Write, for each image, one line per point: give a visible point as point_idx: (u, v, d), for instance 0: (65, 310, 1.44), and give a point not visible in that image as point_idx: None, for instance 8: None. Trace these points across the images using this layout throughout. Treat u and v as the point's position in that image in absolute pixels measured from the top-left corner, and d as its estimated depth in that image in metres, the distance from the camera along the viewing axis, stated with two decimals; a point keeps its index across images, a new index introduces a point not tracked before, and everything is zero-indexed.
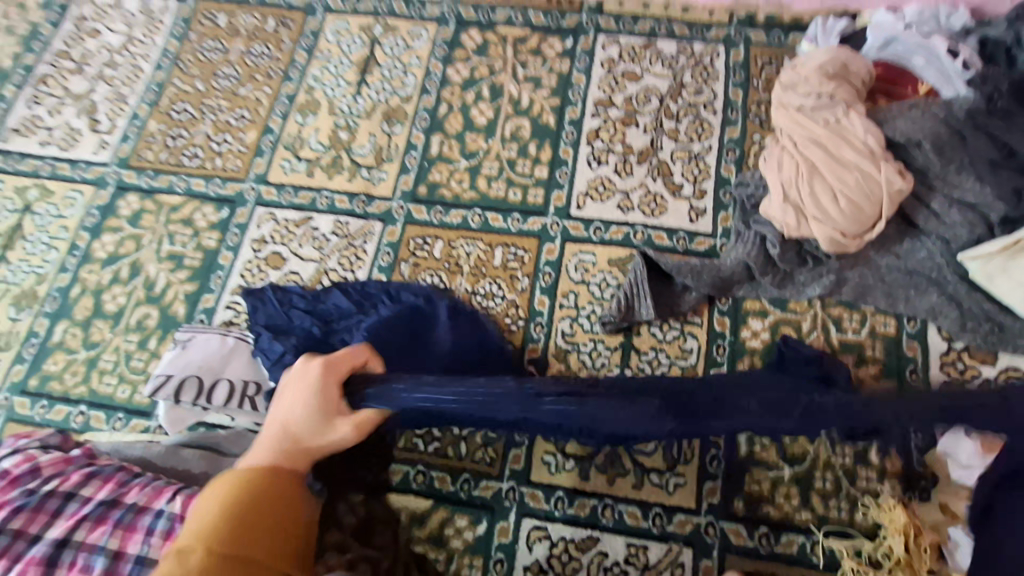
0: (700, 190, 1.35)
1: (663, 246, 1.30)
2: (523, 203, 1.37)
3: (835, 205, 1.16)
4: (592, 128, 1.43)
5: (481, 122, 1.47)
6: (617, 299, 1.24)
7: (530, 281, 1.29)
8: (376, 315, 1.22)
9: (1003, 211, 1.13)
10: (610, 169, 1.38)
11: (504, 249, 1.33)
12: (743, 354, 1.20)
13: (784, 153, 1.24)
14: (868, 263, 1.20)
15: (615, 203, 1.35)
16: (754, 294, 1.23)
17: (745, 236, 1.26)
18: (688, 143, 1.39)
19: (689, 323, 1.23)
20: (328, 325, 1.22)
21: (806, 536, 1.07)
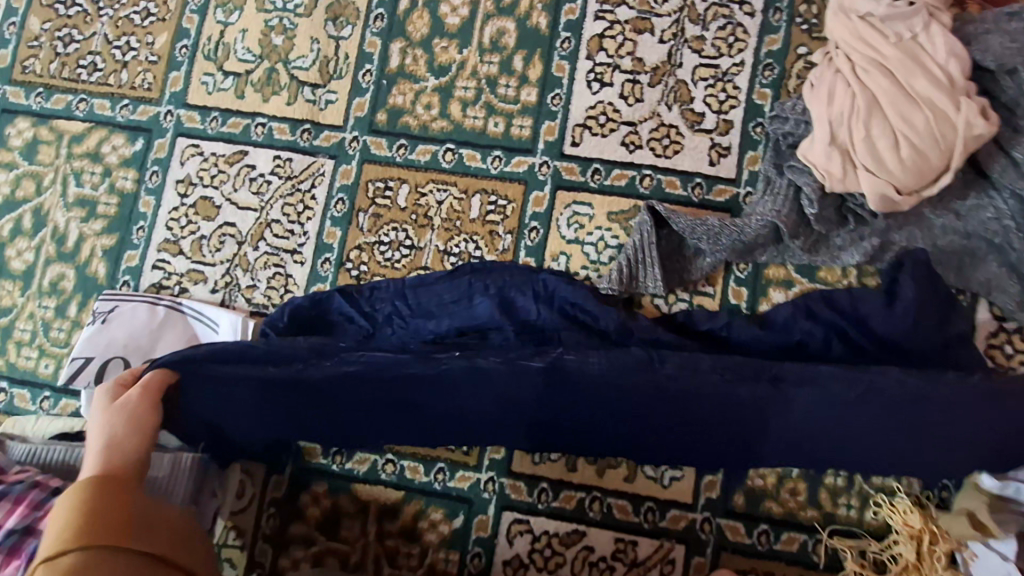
0: (725, 122, 1.09)
1: (675, 197, 1.07)
2: (506, 136, 1.11)
3: (895, 153, 0.92)
4: (594, 35, 1.12)
5: (453, 25, 1.14)
6: (617, 265, 1.04)
7: (513, 239, 1.09)
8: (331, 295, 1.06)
9: None
10: (615, 92, 1.10)
11: (482, 198, 1.10)
12: None
13: (838, 80, 0.96)
14: (920, 223, 0.99)
15: (619, 138, 1.09)
16: (779, 259, 1.03)
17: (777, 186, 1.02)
18: (715, 57, 1.10)
19: (699, 293, 1.05)
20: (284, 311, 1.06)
21: (809, 535, 0.99)
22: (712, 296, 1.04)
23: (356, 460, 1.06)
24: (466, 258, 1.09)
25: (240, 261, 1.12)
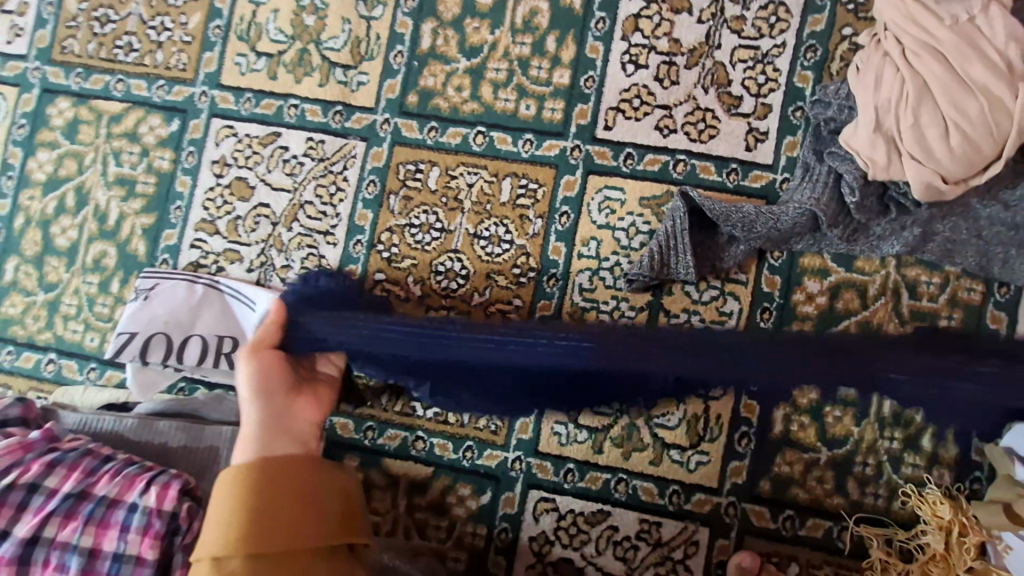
0: (763, 106, 1.06)
1: (709, 183, 1.06)
2: (537, 119, 1.10)
3: (944, 141, 0.88)
4: (630, 15, 1.09)
5: (485, 4, 1.12)
6: (649, 251, 1.03)
7: (543, 224, 1.08)
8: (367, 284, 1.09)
9: None
10: (650, 75, 1.08)
11: (512, 181, 1.09)
12: (792, 320, 1.06)
13: (886, 65, 0.93)
14: (966, 213, 0.94)
15: (653, 122, 1.08)
16: (814, 248, 1.04)
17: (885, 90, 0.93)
18: (755, 38, 1.07)
19: (732, 281, 1.06)
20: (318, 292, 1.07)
21: (834, 522, 1.00)
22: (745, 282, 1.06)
23: (387, 436, 1.09)
24: (495, 242, 1.09)
25: (274, 242, 1.14)
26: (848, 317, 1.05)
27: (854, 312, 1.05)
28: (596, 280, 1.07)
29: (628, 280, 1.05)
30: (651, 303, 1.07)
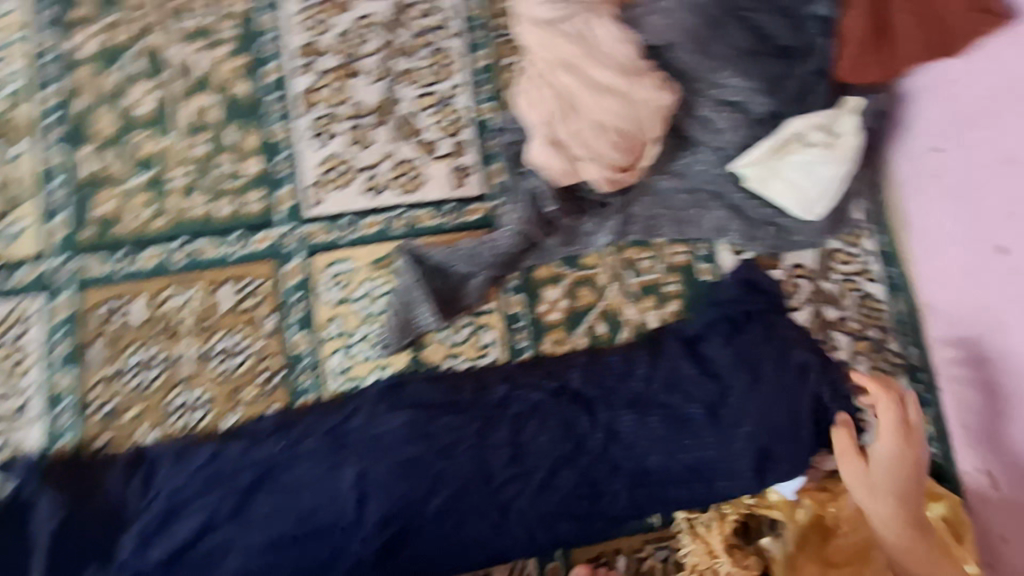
0: (460, 144, 1.10)
1: (430, 227, 1.07)
2: (240, 216, 1.03)
3: (602, 139, 0.99)
4: (303, 92, 1.07)
5: (144, 114, 1.04)
6: (391, 313, 1.02)
7: (277, 319, 1.02)
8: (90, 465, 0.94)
9: (767, 106, 1.00)
10: (342, 143, 1.08)
11: (230, 287, 1.01)
12: (545, 331, 1.08)
13: (536, 85, 1.02)
14: (650, 190, 1.10)
15: (358, 187, 1.07)
16: (543, 260, 1.08)
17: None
18: (432, 85, 1.10)
19: (481, 314, 1.07)
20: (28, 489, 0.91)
21: None
22: (492, 312, 1.07)
23: None
24: (229, 355, 1.01)
25: None
26: (591, 312, 1.09)
27: (593, 305, 1.09)
28: (352, 358, 1.03)
29: (382, 346, 1.03)
30: (412, 361, 1.04)
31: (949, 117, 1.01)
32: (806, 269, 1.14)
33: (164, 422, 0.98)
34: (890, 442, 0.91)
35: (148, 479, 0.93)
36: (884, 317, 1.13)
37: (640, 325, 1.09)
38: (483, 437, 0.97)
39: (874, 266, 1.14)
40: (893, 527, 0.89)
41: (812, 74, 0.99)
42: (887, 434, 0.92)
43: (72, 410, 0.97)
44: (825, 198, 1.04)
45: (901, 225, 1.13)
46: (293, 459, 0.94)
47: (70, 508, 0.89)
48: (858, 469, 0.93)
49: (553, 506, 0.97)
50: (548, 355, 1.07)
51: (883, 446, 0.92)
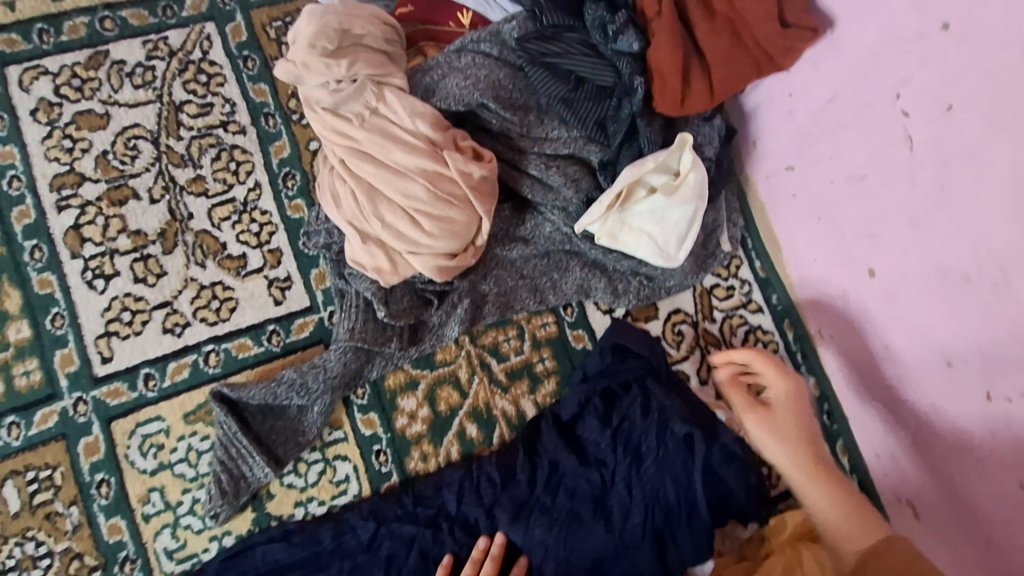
0: (271, 253, 0.96)
1: (252, 358, 0.92)
2: (11, 395, 0.86)
3: (419, 229, 0.86)
4: (68, 229, 0.90)
5: None
6: (216, 474, 0.86)
7: (81, 510, 0.85)
8: None
9: (599, 154, 0.92)
10: (127, 279, 0.91)
11: (15, 482, 0.84)
12: (409, 447, 0.94)
13: (335, 178, 0.88)
14: (498, 263, 0.98)
15: (158, 327, 0.91)
16: (389, 367, 0.94)
17: (431, 60, 0.91)
18: (225, 191, 0.96)
19: (331, 444, 0.92)
20: None
21: None
22: (342, 440, 0.92)
23: None
24: (29, 566, 0.83)
25: None
26: (457, 415, 0.96)
27: (459, 407, 0.96)
28: (182, 533, 0.86)
29: (213, 516, 0.86)
30: (256, 519, 0.88)
31: (795, 130, 0.91)
32: (685, 313, 1.04)
33: None
34: (782, 384, 0.91)
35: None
36: (779, 347, 1.03)
37: (514, 414, 0.97)
38: None
39: (755, 296, 1.05)
40: (811, 479, 0.83)
41: (635, 113, 0.89)
42: (772, 369, 0.91)
43: None
44: (683, 240, 0.93)
45: (774, 246, 1.04)
46: None
47: None
48: (764, 414, 0.89)
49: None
50: (416, 473, 0.93)
51: (773, 387, 0.91)
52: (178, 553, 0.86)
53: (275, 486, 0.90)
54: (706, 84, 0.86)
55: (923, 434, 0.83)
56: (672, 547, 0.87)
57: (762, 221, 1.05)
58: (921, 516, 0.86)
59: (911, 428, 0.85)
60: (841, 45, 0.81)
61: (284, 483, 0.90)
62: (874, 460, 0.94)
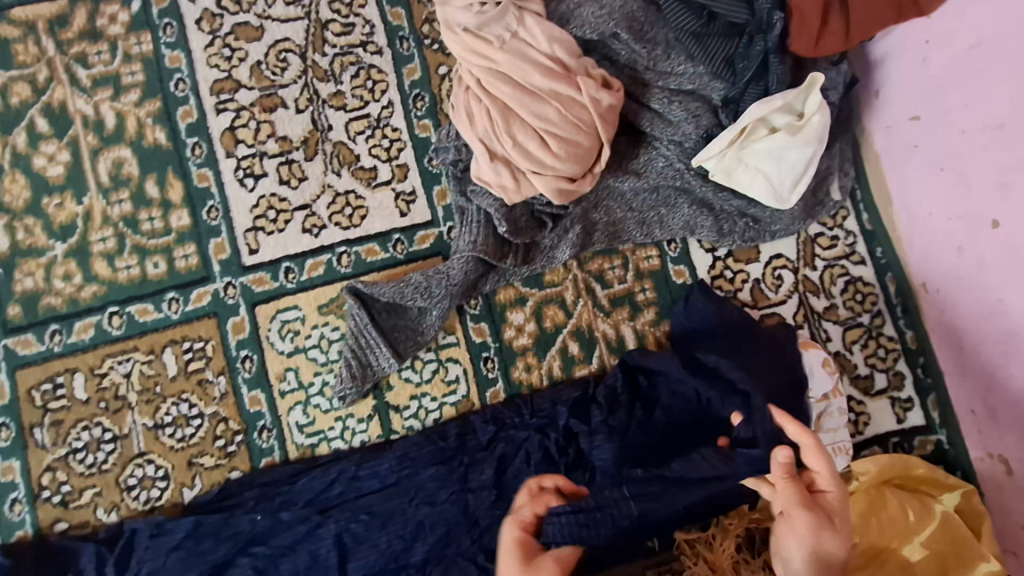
0: (399, 168, 1.03)
1: (378, 263, 1.00)
2: (173, 274, 0.96)
3: (547, 150, 0.91)
4: (224, 130, 0.99)
5: (57, 176, 0.96)
6: (345, 360, 0.96)
7: (228, 379, 0.95)
8: (47, 562, 0.87)
9: (723, 91, 0.93)
10: (273, 181, 1.00)
11: (173, 350, 0.95)
12: (515, 357, 1.01)
13: (471, 97, 0.93)
14: (610, 193, 1.02)
15: (298, 227, 0.99)
16: (503, 282, 1.00)
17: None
18: (361, 107, 1.03)
19: (444, 347, 1.00)
20: None
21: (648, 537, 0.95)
22: (455, 344, 1.00)
23: None
24: (183, 423, 0.94)
25: None
26: (561, 332, 1.02)
27: (563, 325, 1.02)
28: (312, 411, 0.96)
29: (341, 397, 0.96)
30: (376, 406, 0.98)
31: (930, 78, 0.91)
32: (786, 259, 1.07)
33: (122, 503, 0.92)
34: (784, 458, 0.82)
35: (121, 567, 0.87)
36: (879, 300, 1.06)
37: (614, 337, 1.03)
38: (467, 479, 0.92)
39: (859, 248, 1.07)
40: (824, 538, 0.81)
41: (768, 49, 0.90)
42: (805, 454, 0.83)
43: (28, 499, 0.92)
44: (797, 183, 0.95)
45: (884, 199, 1.05)
46: (268, 519, 0.89)
47: None
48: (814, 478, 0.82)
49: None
50: (520, 381, 1.01)
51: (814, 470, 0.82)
52: (309, 427, 0.96)
53: (396, 379, 0.99)
54: (843, 27, 0.87)
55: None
56: None
57: (874, 174, 1.06)
58: (1013, 471, 0.91)
59: (1014, 385, 0.88)
60: None
61: (404, 377, 0.99)
62: (969, 418, 0.99)
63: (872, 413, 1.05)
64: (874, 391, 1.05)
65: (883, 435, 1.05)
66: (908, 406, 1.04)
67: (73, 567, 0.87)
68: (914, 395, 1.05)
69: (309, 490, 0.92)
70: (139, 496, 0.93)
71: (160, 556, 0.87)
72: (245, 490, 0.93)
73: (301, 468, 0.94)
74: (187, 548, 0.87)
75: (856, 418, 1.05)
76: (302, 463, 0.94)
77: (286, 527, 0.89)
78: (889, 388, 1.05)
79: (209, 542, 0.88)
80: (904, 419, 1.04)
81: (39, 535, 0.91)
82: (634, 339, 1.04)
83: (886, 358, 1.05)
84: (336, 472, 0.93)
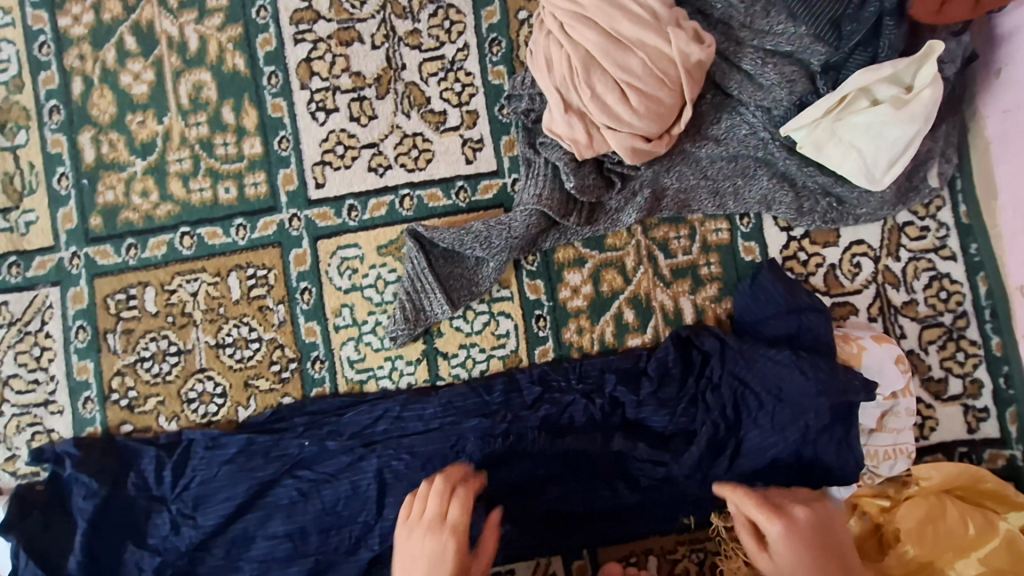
0: (469, 114, 1.01)
1: (440, 209, 1.00)
2: (242, 201, 0.98)
3: (626, 105, 0.86)
4: (301, 61, 0.99)
5: (141, 94, 0.99)
6: (400, 303, 0.96)
7: (287, 308, 0.98)
8: (113, 458, 0.93)
9: (824, 55, 0.87)
10: (344, 116, 0.99)
11: (238, 274, 0.98)
12: (567, 318, 0.99)
13: (551, 43, 0.89)
14: (685, 158, 0.96)
15: (365, 164, 0.99)
16: (562, 241, 0.98)
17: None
18: (436, 48, 1.01)
19: (497, 300, 0.99)
20: (60, 479, 0.92)
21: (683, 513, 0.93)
22: (509, 298, 0.99)
23: None
24: (242, 345, 0.98)
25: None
26: (617, 298, 0.99)
27: (620, 291, 0.99)
28: (364, 348, 0.98)
29: (392, 338, 0.97)
30: (425, 350, 0.98)
31: None
32: (867, 246, 1.00)
33: (181, 413, 0.97)
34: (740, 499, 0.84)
35: (178, 472, 0.92)
36: (965, 300, 0.98)
37: (672, 309, 1.00)
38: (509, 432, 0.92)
39: (951, 242, 0.99)
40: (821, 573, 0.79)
41: (883, 11, 0.84)
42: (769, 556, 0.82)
43: (99, 399, 0.98)
44: (893, 164, 0.88)
45: (988, 192, 0.96)
46: (314, 446, 0.92)
47: (99, 494, 0.90)
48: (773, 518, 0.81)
49: (582, 509, 0.91)
50: (570, 343, 0.99)
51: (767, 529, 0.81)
52: (359, 364, 0.98)
53: (448, 326, 0.99)
54: None
55: None
56: (812, 468, 0.89)
57: (981, 163, 0.97)
58: None
59: None
60: None
61: (456, 326, 0.99)
62: None
63: (941, 419, 0.98)
64: (946, 397, 0.98)
65: (949, 443, 0.98)
66: (982, 417, 0.98)
67: (135, 465, 0.93)
68: (991, 405, 0.97)
69: (355, 423, 0.94)
70: (198, 409, 0.97)
71: (214, 466, 0.92)
72: (295, 415, 0.96)
73: (349, 402, 0.96)
74: (239, 463, 0.92)
75: (922, 422, 0.99)
76: (350, 398, 0.96)
77: (331, 455, 0.92)
78: (963, 395, 0.98)
79: (260, 459, 0.92)
80: (975, 429, 0.98)
81: (106, 434, 0.97)
82: (693, 313, 1.00)
83: (964, 363, 0.98)
84: (382, 409, 0.94)
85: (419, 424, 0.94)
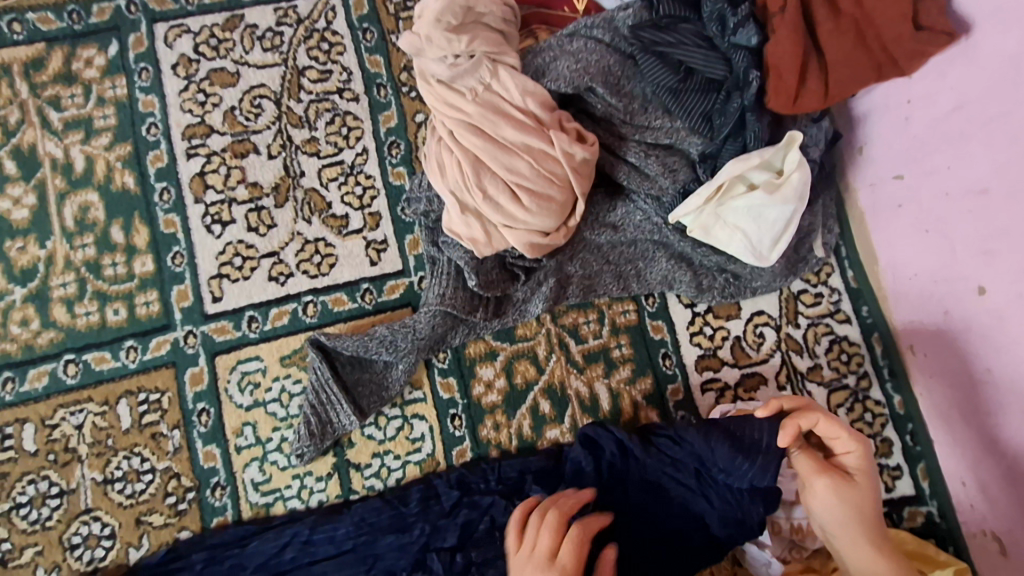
0: (372, 216, 1.01)
1: (346, 312, 0.98)
2: (132, 321, 0.94)
3: (518, 205, 0.88)
4: (194, 175, 0.98)
5: (22, 219, 0.95)
6: (305, 416, 0.92)
7: (182, 434, 0.92)
8: None
9: (700, 146, 0.92)
10: (240, 228, 0.98)
11: (128, 401, 0.92)
12: (483, 415, 0.97)
13: (443, 149, 0.92)
14: (586, 246, 0.98)
15: (264, 275, 0.97)
16: (472, 336, 0.97)
17: (542, 42, 0.92)
18: (335, 154, 1.01)
19: (410, 402, 0.96)
20: None
21: None
22: (422, 399, 0.96)
23: None
24: (133, 478, 0.90)
25: None
26: (532, 389, 0.98)
27: (534, 382, 0.99)
28: (269, 468, 0.92)
29: (298, 455, 0.92)
30: (336, 464, 0.94)
31: (912, 138, 0.89)
32: (768, 316, 1.03)
33: (63, 563, 0.88)
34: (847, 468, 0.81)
35: None
36: (865, 361, 1.02)
37: (588, 396, 0.99)
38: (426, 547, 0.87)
39: (844, 306, 1.04)
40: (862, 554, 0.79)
41: (745, 107, 0.87)
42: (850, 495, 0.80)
43: None
44: (778, 240, 0.91)
45: (869, 256, 1.02)
46: None
47: None
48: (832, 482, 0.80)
49: None
50: (488, 440, 0.96)
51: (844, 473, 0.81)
52: (264, 486, 0.92)
53: (359, 436, 0.95)
54: (822, 83, 0.84)
55: (1020, 471, 0.80)
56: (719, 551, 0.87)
57: (859, 231, 1.03)
58: (1008, 552, 0.85)
59: (1006, 462, 0.83)
60: (977, 53, 0.78)
61: (367, 434, 0.95)
62: (960, 490, 0.93)
63: None
64: None
65: None
66: (896, 475, 0.99)
67: None
68: (903, 463, 1.00)
69: (258, 554, 0.87)
70: (82, 555, 0.88)
71: None
72: (194, 551, 0.88)
73: (255, 530, 0.90)
74: None
75: None
76: (255, 525, 0.90)
77: None
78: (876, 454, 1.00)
79: None
80: (892, 488, 0.99)
81: None
82: (609, 398, 0.99)
83: (872, 423, 1.01)
84: (290, 534, 0.88)
85: (331, 547, 0.88)
